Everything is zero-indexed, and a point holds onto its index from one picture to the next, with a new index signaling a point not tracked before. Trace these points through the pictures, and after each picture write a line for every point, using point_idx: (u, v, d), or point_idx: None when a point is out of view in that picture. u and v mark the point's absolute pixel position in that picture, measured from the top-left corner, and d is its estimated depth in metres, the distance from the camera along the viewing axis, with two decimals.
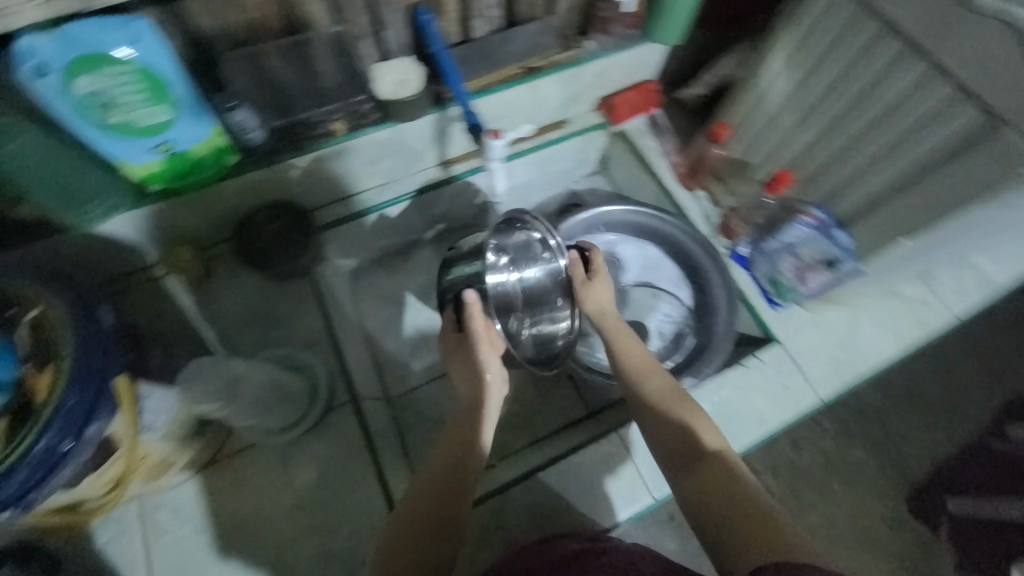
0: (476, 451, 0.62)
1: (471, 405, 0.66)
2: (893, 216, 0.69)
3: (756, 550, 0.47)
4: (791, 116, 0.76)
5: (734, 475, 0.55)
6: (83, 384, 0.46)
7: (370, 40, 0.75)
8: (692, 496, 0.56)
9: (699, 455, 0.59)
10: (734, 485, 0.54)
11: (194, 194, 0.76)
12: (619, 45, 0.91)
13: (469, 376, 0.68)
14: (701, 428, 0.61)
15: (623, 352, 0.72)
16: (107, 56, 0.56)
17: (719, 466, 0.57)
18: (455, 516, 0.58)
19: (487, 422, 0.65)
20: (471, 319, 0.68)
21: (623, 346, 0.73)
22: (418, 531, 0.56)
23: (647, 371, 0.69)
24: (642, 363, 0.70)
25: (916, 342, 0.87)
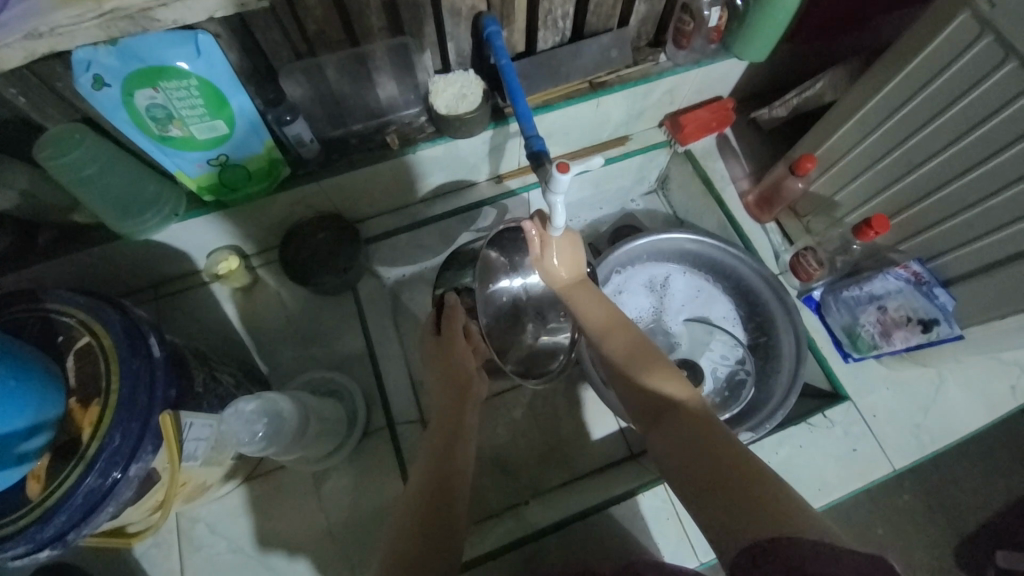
0: (461, 437, 0.66)
1: (450, 400, 0.70)
2: (1011, 280, 0.61)
3: (743, 512, 0.42)
4: (886, 154, 0.68)
5: (704, 423, 0.52)
6: (126, 426, 0.45)
7: (432, 50, 0.73)
8: (669, 456, 0.51)
9: (670, 406, 0.55)
10: (708, 434, 0.50)
11: (246, 206, 0.73)
12: (697, 61, 0.82)
13: (457, 376, 0.72)
14: (665, 378, 0.58)
15: (582, 310, 0.68)
16: (166, 69, 0.54)
17: (693, 416, 0.53)
18: (451, 505, 0.57)
19: (471, 415, 0.70)
20: (453, 318, 0.74)
21: (581, 303, 0.68)
22: (423, 539, 0.53)
23: (609, 326, 0.65)
24: (601, 318, 0.66)
25: (1012, 409, 0.77)
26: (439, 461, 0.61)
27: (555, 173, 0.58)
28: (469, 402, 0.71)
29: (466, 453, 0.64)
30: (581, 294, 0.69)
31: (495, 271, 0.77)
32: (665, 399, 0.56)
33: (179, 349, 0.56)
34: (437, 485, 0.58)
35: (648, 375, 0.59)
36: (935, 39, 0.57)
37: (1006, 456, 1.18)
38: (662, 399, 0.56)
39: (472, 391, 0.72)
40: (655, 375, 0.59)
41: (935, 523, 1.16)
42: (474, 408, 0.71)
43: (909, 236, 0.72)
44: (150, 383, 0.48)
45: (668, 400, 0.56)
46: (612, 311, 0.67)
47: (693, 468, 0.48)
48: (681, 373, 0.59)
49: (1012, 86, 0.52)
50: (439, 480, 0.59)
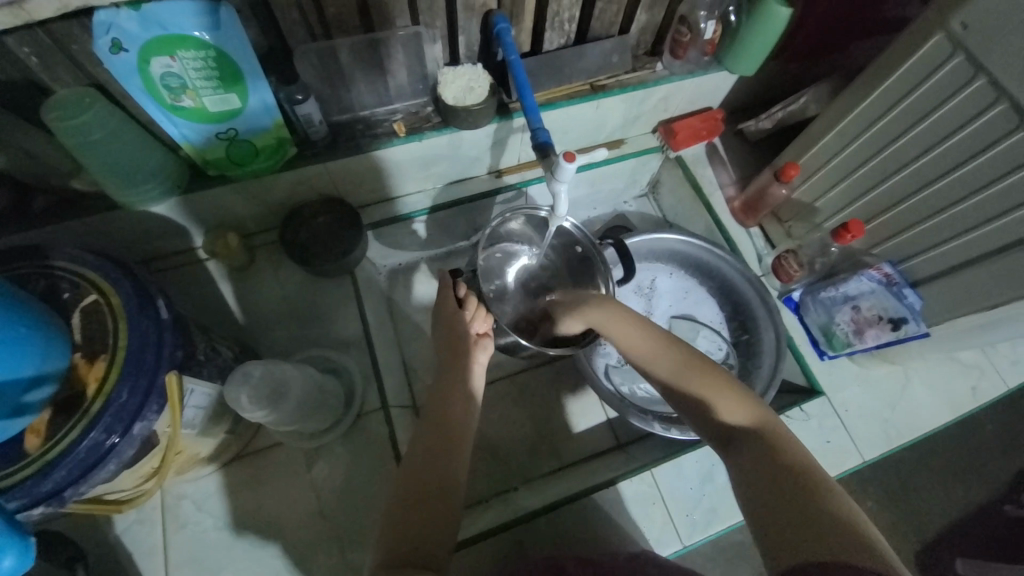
0: (468, 398, 0.69)
1: (450, 361, 0.73)
2: (974, 281, 0.66)
3: (818, 545, 0.42)
4: (859, 161, 0.74)
5: (776, 449, 0.50)
6: (133, 383, 0.46)
7: (442, 43, 0.75)
8: (741, 480, 0.50)
9: (736, 432, 0.54)
10: (780, 457, 0.50)
11: (251, 183, 0.73)
12: (691, 71, 0.87)
13: (454, 346, 0.74)
14: (736, 404, 0.56)
15: (641, 342, 0.66)
16: (184, 39, 0.55)
17: (769, 442, 0.52)
18: (455, 450, 0.63)
19: (470, 376, 0.72)
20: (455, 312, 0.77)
21: (616, 328, 0.68)
22: (415, 491, 0.58)
23: (679, 360, 0.62)
24: (666, 357, 0.63)
25: (970, 410, 0.83)
26: (437, 421, 0.65)
27: (562, 163, 0.61)
28: (466, 360, 0.73)
29: (472, 408, 0.69)
30: (639, 331, 0.66)
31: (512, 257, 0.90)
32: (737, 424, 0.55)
33: (183, 316, 0.56)
34: (425, 438, 0.63)
35: (724, 403, 0.57)
36: (909, 58, 0.63)
37: (961, 462, 1.26)
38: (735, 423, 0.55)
39: (471, 353, 0.74)
40: (733, 405, 0.56)
41: (897, 526, 1.22)
42: (477, 370, 0.74)
43: (881, 240, 0.77)
44: (158, 343, 0.48)
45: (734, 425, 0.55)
46: (647, 329, 0.66)
47: (759, 483, 0.48)
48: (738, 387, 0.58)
49: (977, 103, 0.58)
50: (427, 431, 0.64)
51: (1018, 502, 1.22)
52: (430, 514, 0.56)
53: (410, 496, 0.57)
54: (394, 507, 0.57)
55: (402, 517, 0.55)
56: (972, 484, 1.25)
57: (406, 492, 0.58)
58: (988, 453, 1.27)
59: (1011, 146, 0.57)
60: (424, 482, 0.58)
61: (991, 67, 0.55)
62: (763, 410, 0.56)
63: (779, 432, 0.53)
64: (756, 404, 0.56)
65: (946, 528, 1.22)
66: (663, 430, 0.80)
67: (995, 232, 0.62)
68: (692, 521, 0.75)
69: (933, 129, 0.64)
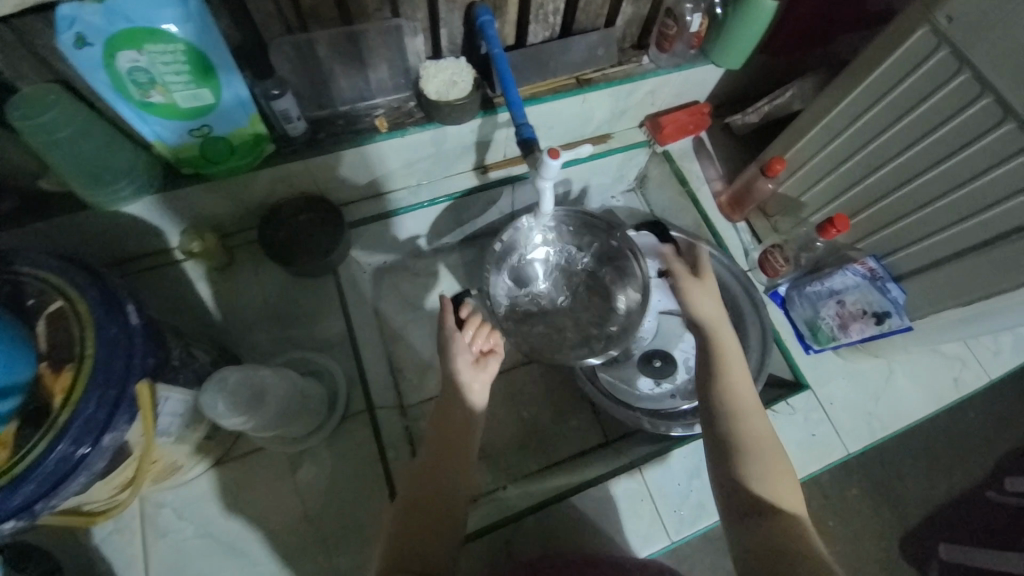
0: (469, 430, 0.66)
1: (449, 399, 0.67)
2: (957, 275, 0.66)
3: None
4: (844, 156, 0.74)
5: (800, 537, 0.48)
6: (102, 393, 0.44)
7: (424, 36, 0.73)
8: (747, 545, 0.49)
9: (766, 504, 0.51)
10: (801, 540, 0.48)
11: (227, 181, 0.71)
12: (678, 65, 0.86)
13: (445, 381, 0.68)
14: (781, 484, 0.53)
15: (728, 373, 0.61)
16: (152, 32, 0.52)
17: (793, 526, 0.49)
18: (454, 471, 0.61)
19: (469, 417, 0.67)
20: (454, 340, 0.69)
21: (732, 372, 0.61)
22: (422, 509, 0.58)
23: (749, 409, 0.59)
24: (745, 400, 0.59)
25: (952, 400, 0.85)
26: (438, 438, 0.63)
27: (547, 160, 0.61)
28: (467, 403, 0.67)
29: (470, 442, 0.65)
30: (731, 360, 0.62)
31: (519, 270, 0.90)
32: (771, 497, 0.52)
33: (156, 321, 0.54)
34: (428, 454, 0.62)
35: (767, 471, 0.54)
36: (893, 52, 0.62)
37: (943, 449, 1.29)
38: (769, 496, 0.52)
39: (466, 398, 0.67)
40: (776, 482, 0.53)
41: (882, 515, 1.24)
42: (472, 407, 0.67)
43: (866, 234, 0.78)
44: (128, 350, 0.47)
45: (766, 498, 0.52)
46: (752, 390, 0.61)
47: (764, 552, 0.48)
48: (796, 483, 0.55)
49: (962, 98, 0.58)
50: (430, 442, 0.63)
51: (999, 488, 1.25)
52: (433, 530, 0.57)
53: (415, 510, 0.58)
54: (400, 521, 0.57)
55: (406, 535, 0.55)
56: (954, 470, 1.27)
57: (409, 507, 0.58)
58: (970, 441, 1.30)
59: (994, 141, 0.57)
60: (430, 496, 0.59)
61: (976, 60, 0.55)
62: (800, 499, 0.53)
63: (806, 523, 0.50)
64: (799, 501, 0.53)
65: (928, 514, 1.25)
66: (652, 427, 0.81)
67: (977, 227, 0.62)
68: (680, 518, 0.74)
69: (917, 124, 0.64)
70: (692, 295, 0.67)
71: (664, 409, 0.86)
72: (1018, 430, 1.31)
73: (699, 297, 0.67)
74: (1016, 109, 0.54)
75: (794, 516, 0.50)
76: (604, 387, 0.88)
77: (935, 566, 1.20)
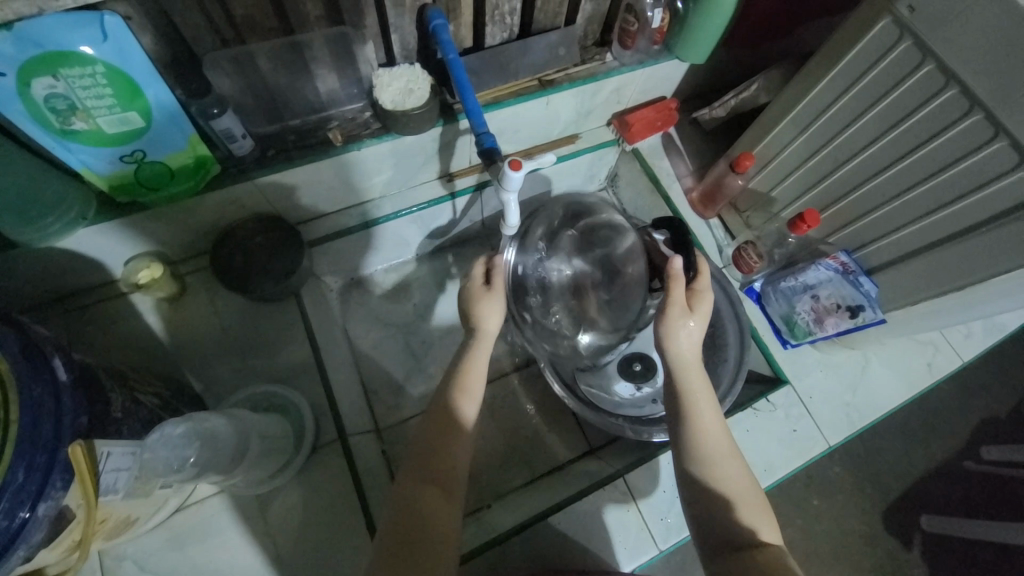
0: (462, 418, 0.61)
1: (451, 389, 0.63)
2: (925, 267, 0.66)
3: None
4: (810, 150, 0.73)
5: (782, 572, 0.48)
6: (29, 461, 0.40)
7: (374, 42, 0.69)
8: None
9: (746, 542, 0.51)
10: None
11: (169, 208, 0.66)
12: (642, 61, 0.83)
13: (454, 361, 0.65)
14: (758, 513, 0.54)
15: (696, 418, 0.57)
16: (69, 55, 0.48)
17: (774, 561, 0.49)
18: (450, 449, 0.58)
19: (466, 403, 0.62)
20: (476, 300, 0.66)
21: (699, 406, 0.58)
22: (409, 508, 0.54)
23: (721, 453, 0.56)
24: (715, 445, 0.56)
25: (927, 385, 0.85)
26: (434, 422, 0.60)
27: (509, 171, 0.58)
28: (463, 398, 0.62)
29: (462, 436, 0.60)
30: (701, 402, 0.58)
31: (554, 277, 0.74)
32: (748, 534, 0.52)
33: (90, 367, 0.51)
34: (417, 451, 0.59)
35: (742, 509, 0.53)
36: (856, 45, 0.61)
37: (921, 425, 1.32)
38: (746, 532, 0.52)
39: (466, 388, 0.62)
40: (752, 517, 0.53)
41: (866, 495, 1.26)
42: (471, 395, 0.63)
43: (836, 228, 0.77)
44: (56, 412, 0.44)
45: (744, 535, 0.51)
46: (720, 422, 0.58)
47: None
48: (770, 509, 0.55)
49: (928, 87, 0.57)
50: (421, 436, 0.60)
51: (973, 458, 1.29)
52: (431, 502, 0.54)
53: (405, 512, 0.54)
54: (388, 521, 0.53)
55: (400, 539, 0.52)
56: (932, 445, 1.30)
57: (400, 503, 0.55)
58: (946, 415, 1.33)
59: (956, 134, 0.56)
60: (432, 473, 0.56)
61: (939, 51, 0.54)
62: (776, 529, 0.54)
63: (785, 554, 0.51)
64: (775, 529, 0.54)
65: (910, 489, 1.27)
66: (635, 435, 0.80)
67: (944, 219, 0.62)
68: (669, 527, 0.73)
69: (881, 117, 0.63)
70: (668, 331, 0.60)
71: (646, 414, 0.85)
72: (989, 400, 1.35)
73: (676, 334, 0.59)
74: (980, 100, 0.53)
75: (774, 550, 0.50)
76: (585, 398, 0.85)
77: (917, 540, 1.23)
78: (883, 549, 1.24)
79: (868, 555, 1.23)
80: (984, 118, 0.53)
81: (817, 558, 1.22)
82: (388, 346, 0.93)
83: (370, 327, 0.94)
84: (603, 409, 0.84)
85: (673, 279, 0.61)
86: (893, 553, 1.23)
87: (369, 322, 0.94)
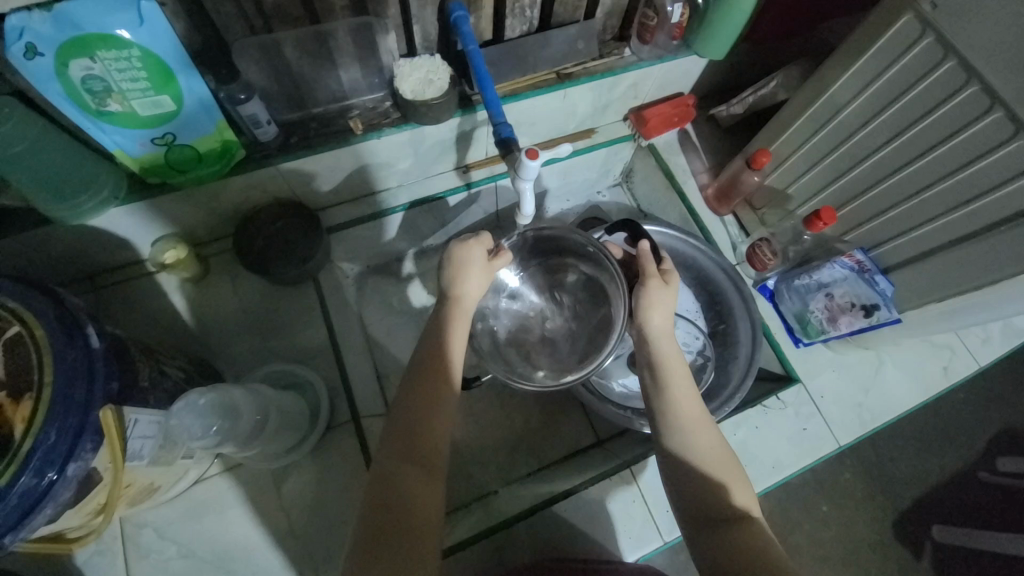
0: (444, 388, 0.57)
1: (430, 361, 0.59)
2: (943, 267, 0.66)
3: None
4: (827, 147, 0.73)
5: (760, 544, 0.49)
6: (62, 422, 0.43)
7: (397, 33, 0.71)
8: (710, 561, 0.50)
9: (724, 515, 0.52)
10: (760, 546, 0.48)
11: (196, 190, 0.69)
12: (660, 56, 0.83)
13: (435, 331, 0.61)
14: (736, 484, 0.55)
15: (672, 390, 0.60)
16: (105, 39, 0.50)
17: (751, 533, 0.50)
18: (432, 422, 0.55)
19: (448, 373, 0.58)
20: (456, 268, 0.63)
21: (675, 379, 0.60)
22: (390, 494, 0.50)
23: (694, 422, 0.58)
24: (690, 415, 0.58)
25: (942, 389, 0.84)
26: (411, 396, 0.56)
27: (526, 161, 0.60)
28: (445, 371, 0.58)
29: (449, 407, 0.57)
30: (675, 372, 0.60)
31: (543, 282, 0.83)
32: (726, 505, 0.53)
33: (121, 339, 0.53)
34: (395, 427, 0.55)
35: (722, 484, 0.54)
36: (878, 40, 0.61)
37: (936, 433, 1.30)
38: (724, 504, 0.53)
39: (448, 358, 0.59)
40: (728, 486, 0.54)
41: (876, 500, 1.25)
42: (457, 366, 0.60)
43: (853, 226, 0.76)
44: (88, 378, 0.46)
45: (722, 508, 0.53)
46: (695, 397, 0.60)
47: (721, 560, 0.49)
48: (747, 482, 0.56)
49: (951, 82, 0.56)
50: (396, 411, 0.56)
51: (990, 468, 1.27)
52: (414, 484, 0.51)
53: (382, 506, 0.50)
54: (369, 506, 0.50)
55: (377, 528, 0.48)
56: (948, 454, 1.28)
57: (377, 488, 0.51)
58: (963, 424, 1.31)
59: (978, 131, 0.56)
60: (414, 449, 0.53)
61: (962, 48, 0.54)
62: (753, 501, 0.55)
63: (763, 527, 0.52)
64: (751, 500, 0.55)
65: (923, 498, 1.25)
66: (642, 429, 0.79)
67: (965, 218, 0.61)
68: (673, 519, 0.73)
69: (902, 113, 0.62)
70: (646, 300, 0.64)
71: None
72: (1009, 411, 1.32)
73: (651, 304, 0.64)
74: (1001, 97, 0.52)
75: (751, 522, 0.51)
76: (595, 389, 0.86)
77: (928, 548, 1.21)
78: (893, 555, 1.22)
79: (877, 561, 1.22)
80: (1005, 116, 0.53)
81: (824, 563, 1.22)
82: (401, 334, 0.94)
83: (384, 314, 0.95)
84: (611, 402, 0.85)
85: (644, 254, 0.68)
86: (903, 560, 1.22)
87: (383, 309, 0.96)
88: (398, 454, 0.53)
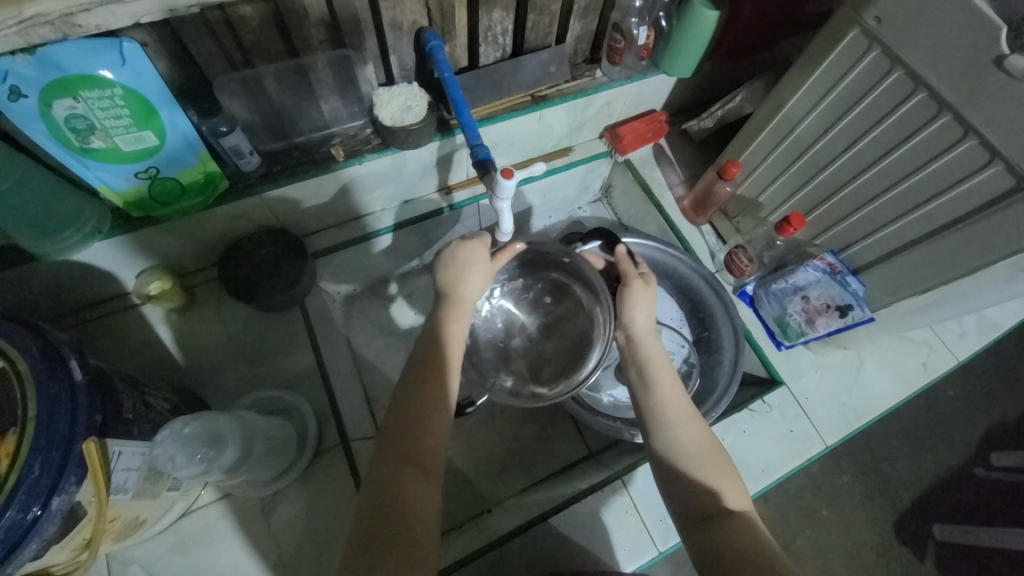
0: (444, 393, 0.59)
1: (420, 366, 0.60)
2: (910, 265, 0.68)
3: None
4: (792, 155, 0.76)
5: (750, 540, 0.49)
6: (46, 456, 0.43)
7: (374, 63, 0.73)
8: (704, 558, 0.50)
9: (717, 512, 0.52)
10: (753, 544, 0.49)
11: (181, 222, 0.70)
12: (630, 76, 0.87)
13: (430, 332, 0.64)
14: (729, 482, 0.55)
15: (660, 389, 0.61)
16: (89, 79, 0.51)
17: (741, 530, 0.50)
18: (425, 432, 0.56)
19: (441, 375, 0.60)
20: (459, 268, 0.66)
21: (664, 380, 0.62)
22: (381, 517, 0.50)
23: (683, 417, 0.59)
24: (678, 414, 0.60)
25: (921, 385, 0.86)
26: (399, 414, 0.57)
27: (501, 180, 0.61)
28: (438, 370, 0.60)
29: (439, 418, 0.58)
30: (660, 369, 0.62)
31: (527, 297, 0.84)
32: (719, 501, 0.53)
33: (104, 372, 0.54)
34: (383, 448, 0.55)
35: (713, 480, 0.55)
36: (830, 54, 0.64)
37: (928, 431, 1.31)
38: (717, 502, 0.53)
39: (449, 357, 0.62)
40: (719, 479, 0.55)
41: (874, 502, 1.25)
42: (455, 377, 0.62)
43: (823, 230, 0.79)
44: (72, 411, 0.46)
45: (714, 505, 0.53)
46: (683, 397, 0.61)
47: (714, 556, 0.49)
48: (740, 478, 0.57)
49: (899, 90, 0.60)
50: (386, 434, 0.56)
51: (985, 464, 1.28)
52: (405, 498, 0.52)
53: (371, 528, 0.49)
54: (357, 523, 0.50)
55: (365, 549, 0.48)
56: (943, 451, 1.29)
57: (367, 513, 0.50)
58: (954, 421, 1.33)
59: (929, 134, 0.59)
60: (400, 458, 0.54)
61: (907, 58, 0.57)
62: (745, 498, 0.55)
63: (755, 523, 0.52)
64: (743, 496, 0.55)
65: (921, 497, 1.26)
66: (631, 438, 0.79)
67: (925, 217, 0.64)
68: (667, 526, 0.73)
69: (858, 120, 0.66)
70: (631, 299, 0.67)
71: None
72: (1000, 407, 1.34)
73: (631, 303, 0.68)
74: (948, 102, 0.56)
75: (742, 519, 0.52)
76: (586, 402, 0.86)
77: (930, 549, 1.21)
78: (896, 557, 1.22)
79: (880, 564, 1.21)
80: (952, 119, 0.56)
81: (827, 568, 1.21)
82: (391, 355, 0.94)
83: (373, 336, 0.96)
84: (600, 416, 0.84)
85: (622, 259, 0.71)
86: (905, 561, 1.21)
87: (373, 332, 0.96)
88: (388, 467, 0.54)
